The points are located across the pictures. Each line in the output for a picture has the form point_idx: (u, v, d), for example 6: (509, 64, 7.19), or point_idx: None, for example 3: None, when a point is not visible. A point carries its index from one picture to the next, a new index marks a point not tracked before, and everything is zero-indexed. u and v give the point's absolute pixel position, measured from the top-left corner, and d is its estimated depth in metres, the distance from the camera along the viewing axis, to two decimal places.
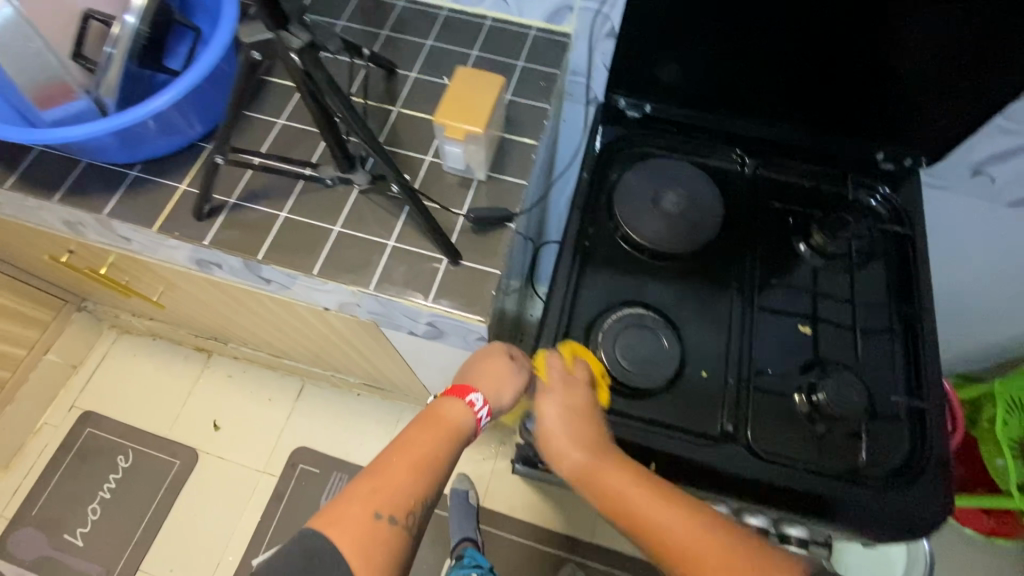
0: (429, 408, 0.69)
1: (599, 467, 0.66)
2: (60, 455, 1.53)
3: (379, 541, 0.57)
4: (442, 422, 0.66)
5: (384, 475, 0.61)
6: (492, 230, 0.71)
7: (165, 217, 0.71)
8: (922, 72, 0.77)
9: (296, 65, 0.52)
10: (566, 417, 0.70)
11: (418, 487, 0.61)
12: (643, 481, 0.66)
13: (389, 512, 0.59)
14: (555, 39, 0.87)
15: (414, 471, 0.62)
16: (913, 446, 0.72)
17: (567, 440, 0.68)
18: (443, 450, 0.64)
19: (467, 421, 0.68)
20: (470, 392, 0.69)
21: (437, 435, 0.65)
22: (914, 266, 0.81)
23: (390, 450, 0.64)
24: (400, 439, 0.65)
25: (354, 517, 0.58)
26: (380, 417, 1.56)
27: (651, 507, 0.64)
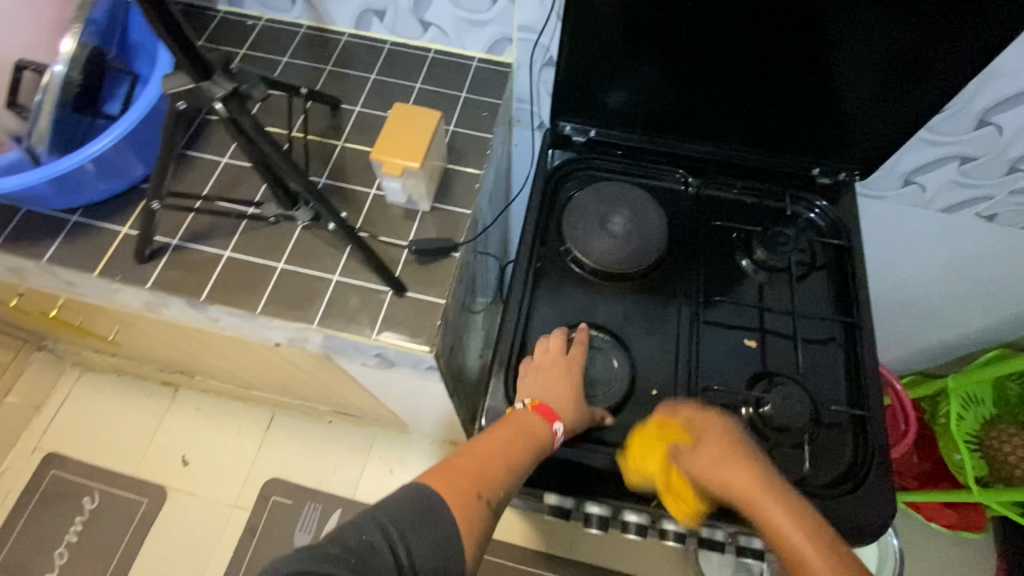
0: (514, 410, 0.71)
1: (740, 468, 0.65)
2: (24, 499, 1.48)
3: (476, 517, 0.59)
4: (530, 428, 0.68)
5: (480, 460, 0.63)
6: (437, 260, 0.73)
7: (106, 262, 0.71)
8: (851, 90, 0.81)
9: (221, 114, 0.53)
10: (718, 423, 0.70)
11: (508, 481, 0.64)
12: (784, 499, 0.62)
13: (486, 494, 0.61)
14: (497, 69, 0.90)
15: (506, 467, 0.64)
16: (857, 453, 0.74)
17: (704, 445, 0.68)
18: (532, 454, 0.67)
19: (549, 433, 0.69)
20: (556, 419, 0.69)
21: (523, 441, 0.67)
22: (852, 277, 0.85)
23: (483, 440, 0.66)
24: (491, 434, 0.67)
25: (458, 487, 0.60)
26: (352, 444, 1.54)
27: (782, 521, 0.60)
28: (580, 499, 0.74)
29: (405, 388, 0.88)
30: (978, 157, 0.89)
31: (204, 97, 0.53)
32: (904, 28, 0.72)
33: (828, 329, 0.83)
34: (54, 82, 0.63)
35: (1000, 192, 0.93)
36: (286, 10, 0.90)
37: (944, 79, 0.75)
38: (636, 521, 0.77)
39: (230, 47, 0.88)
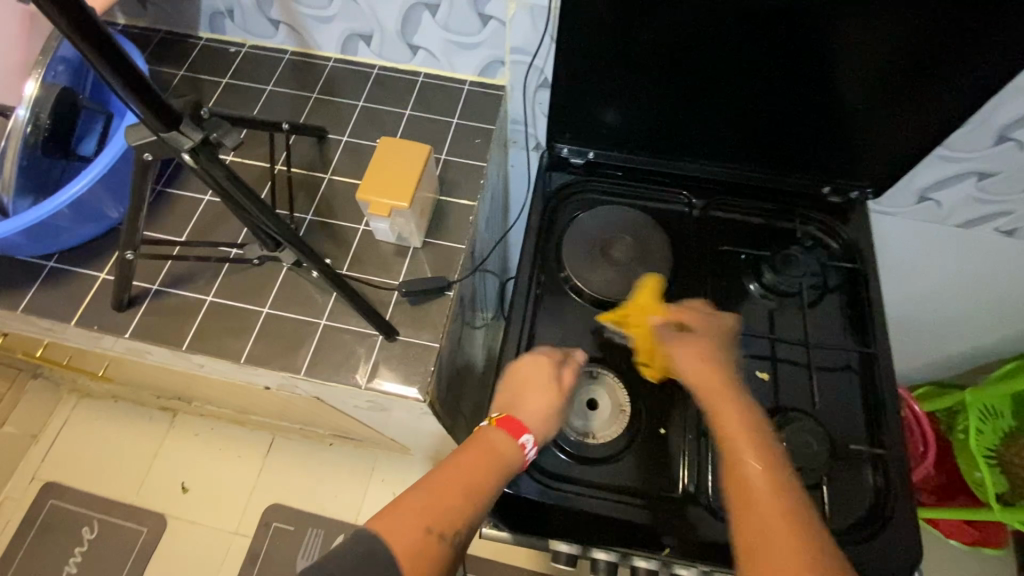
0: (478, 431, 0.66)
1: (727, 403, 0.64)
2: (21, 532, 1.31)
3: (429, 561, 0.53)
4: (493, 451, 0.63)
5: (435, 490, 0.58)
6: (429, 300, 0.70)
7: (83, 310, 0.68)
8: (861, 108, 0.77)
9: (190, 165, 0.50)
10: (719, 355, 0.70)
11: (468, 509, 0.58)
12: (743, 420, 0.62)
13: (440, 529, 0.55)
14: (489, 92, 0.86)
15: (466, 494, 0.59)
16: (876, 493, 0.70)
17: (695, 368, 0.68)
18: (494, 478, 0.61)
19: (514, 454, 0.64)
20: (522, 433, 0.65)
21: (484, 466, 0.61)
22: (866, 302, 0.81)
23: (441, 467, 0.61)
24: (450, 459, 0.62)
25: (408, 526, 0.54)
26: (353, 468, 1.37)
27: (749, 459, 0.59)
28: (586, 546, 0.70)
29: (402, 426, 0.85)
30: (997, 173, 0.85)
31: (171, 147, 0.50)
32: (916, 44, 0.68)
33: (842, 357, 0.79)
34: (19, 126, 0.63)
35: (1021, 207, 0.89)
36: (270, 37, 0.86)
37: (959, 95, 0.71)
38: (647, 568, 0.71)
39: (212, 76, 0.85)
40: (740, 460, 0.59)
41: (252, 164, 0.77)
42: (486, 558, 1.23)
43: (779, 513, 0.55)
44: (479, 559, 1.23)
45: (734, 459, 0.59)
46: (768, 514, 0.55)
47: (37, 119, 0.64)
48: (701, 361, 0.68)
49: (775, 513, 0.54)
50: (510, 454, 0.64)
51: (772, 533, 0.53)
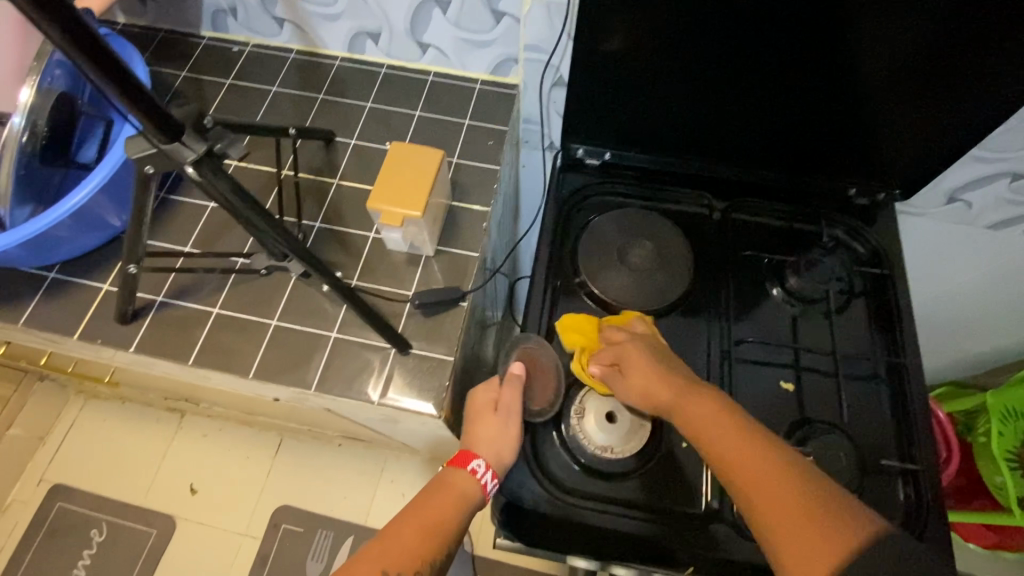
0: (442, 472, 0.67)
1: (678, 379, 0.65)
2: (30, 534, 1.30)
3: None
4: (454, 489, 0.64)
5: (394, 534, 0.59)
6: (442, 311, 0.67)
7: (86, 322, 0.66)
8: (889, 107, 0.73)
9: (193, 177, 0.47)
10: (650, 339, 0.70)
11: (427, 549, 0.58)
12: (682, 385, 0.64)
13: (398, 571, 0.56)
14: (502, 91, 0.83)
15: (425, 535, 0.59)
16: (907, 509, 0.68)
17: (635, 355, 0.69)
18: (456, 518, 0.62)
19: (476, 490, 0.64)
20: (471, 459, 0.65)
21: (443, 503, 0.63)
22: (895, 308, 0.78)
23: (402, 513, 0.62)
24: (412, 504, 0.63)
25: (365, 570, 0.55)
26: (363, 469, 1.36)
27: (716, 423, 0.59)
28: (606, 563, 0.68)
29: (414, 435, 0.83)
30: None
31: (172, 158, 0.47)
32: (948, 38, 0.64)
33: (871, 366, 0.76)
34: (13, 135, 0.61)
35: None
36: (275, 35, 0.83)
37: (994, 92, 0.68)
38: None
39: (216, 77, 0.82)
40: (706, 424, 0.60)
41: (258, 169, 0.75)
42: (496, 561, 1.22)
43: (767, 467, 0.54)
44: (488, 562, 1.21)
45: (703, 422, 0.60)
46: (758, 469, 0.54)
47: (34, 127, 0.62)
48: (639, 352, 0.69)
49: (764, 471, 0.54)
50: (473, 491, 0.64)
51: (762, 486, 0.53)
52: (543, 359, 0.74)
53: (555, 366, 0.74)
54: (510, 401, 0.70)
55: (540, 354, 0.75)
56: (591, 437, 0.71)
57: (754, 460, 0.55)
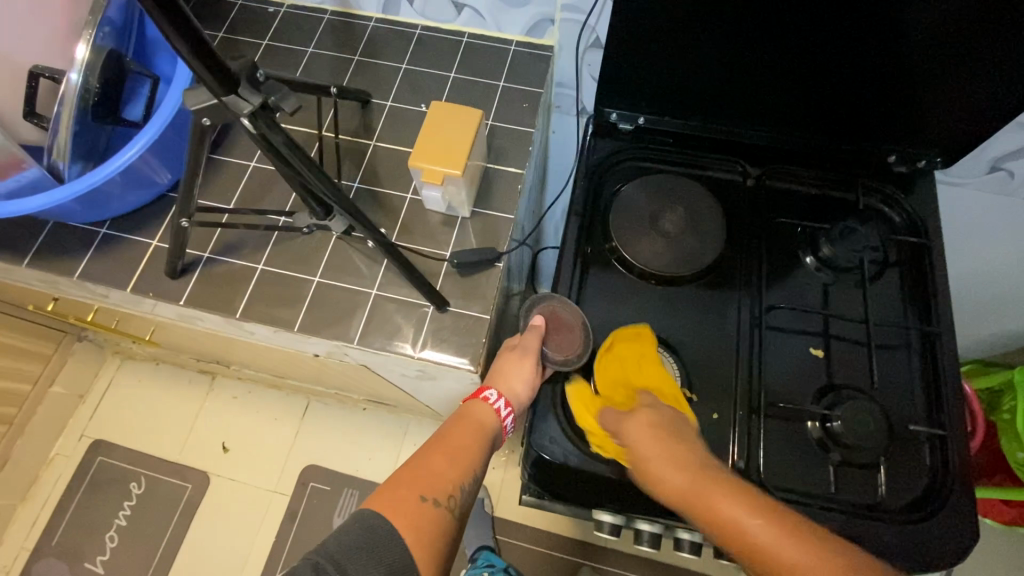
0: (458, 410, 0.72)
1: (703, 491, 0.59)
2: (74, 486, 1.37)
3: (428, 521, 0.56)
4: (473, 421, 0.69)
5: (423, 465, 0.61)
6: (479, 271, 0.69)
7: (137, 276, 0.69)
8: (935, 72, 0.71)
9: (248, 129, 0.49)
10: (666, 433, 0.64)
11: (456, 474, 0.62)
12: (745, 503, 0.57)
13: (434, 495, 0.59)
14: (536, 53, 0.83)
15: (453, 463, 0.63)
16: (934, 473, 0.69)
17: (659, 460, 0.62)
18: (478, 447, 0.66)
19: (492, 421, 0.70)
20: (484, 389, 0.72)
21: (467, 434, 0.67)
22: (931, 277, 0.77)
23: (425, 446, 0.65)
24: (433, 438, 0.67)
25: (403, 495, 0.58)
26: (388, 431, 1.40)
27: (770, 547, 0.54)
28: (631, 517, 0.73)
29: (445, 394, 0.85)
30: None
31: (229, 111, 0.48)
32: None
33: (902, 335, 0.76)
34: (70, 92, 0.62)
35: None
36: None
37: None
38: (689, 538, 0.76)
39: (252, 38, 0.83)
40: (765, 553, 0.54)
41: (296, 130, 0.76)
42: (516, 522, 1.26)
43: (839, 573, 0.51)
44: (508, 522, 1.26)
45: (750, 541, 0.55)
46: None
47: (88, 84, 0.63)
48: (662, 454, 0.63)
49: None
50: (491, 423, 0.70)
51: None
52: (567, 315, 0.75)
53: (580, 323, 0.75)
54: (530, 344, 0.74)
55: (563, 311, 0.75)
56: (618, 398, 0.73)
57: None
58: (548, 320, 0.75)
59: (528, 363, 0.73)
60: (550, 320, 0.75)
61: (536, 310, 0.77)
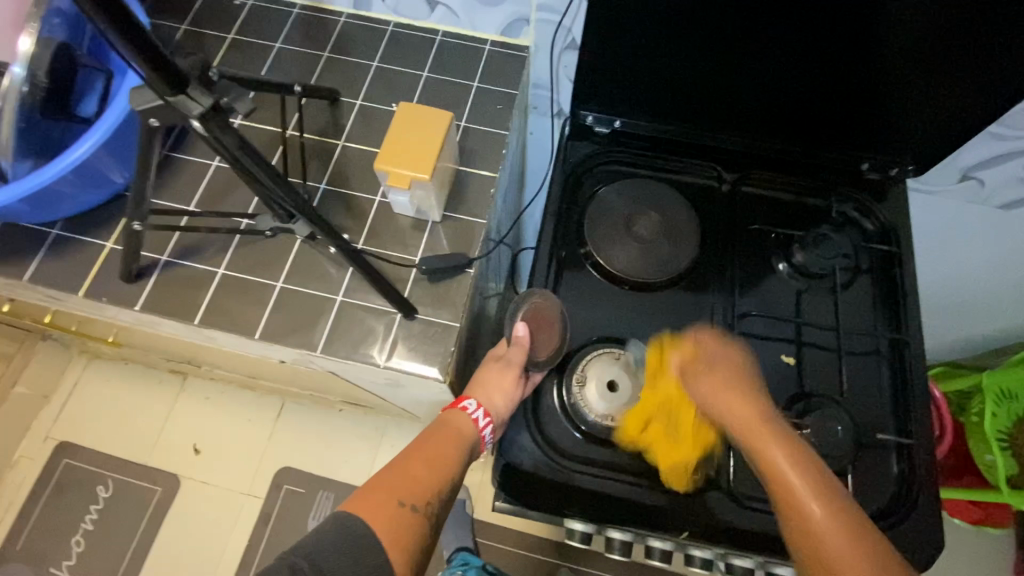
0: (437, 419, 0.70)
1: (761, 430, 0.59)
2: (37, 490, 1.33)
3: (405, 527, 0.55)
4: (453, 429, 0.68)
5: (402, 470, 0.60)
6: (449, 278, 0.67)
7: (91, 279, 0.66)
8: (908, 82, 0.72)
9: (200, 133, 0.46)
10: (744, 385, 0.64)
11: (435, 481, 0.61)
12: (800, 459, 0.56)
13: (413, 501, 0.58)
14: (511, 52, 0.81)
15: (432, 470, 0.62)
16: (901, 481, 0.69)
17: (728, 404, 0.63)
18: (457, 455, 0.65)
19: (471, 430, 0.69)
20: (464, 399, 0.72)
21: (446, 442, 0.66)
22: (901, 285, 0.78)
23: (404, 452, 0.64)
24: (412, 444, 0.65)
25: (381, 499, 0.56)
26: (365, 432, 1.38)
27: (808, 495, 0.53)
28: (602, 526, 0.72)
29: (417, 400, 0.84)
30: None
31: (178, 111, 0.46)
32: (966, 16, 0.63)
33: (872, 342, 0.77)
34: (13, 87, 0.60)
35: None
36: None
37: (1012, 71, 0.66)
38: (660, 545, 0.75)
39: (218, 31, 0.80)
40: (799, 497, 0.54)
41: (261, 128, 0.73)
42: (494, 523, 1.25)
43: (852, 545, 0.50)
44: (486, 524, 1.25)
45: (796, 486, 0.54)
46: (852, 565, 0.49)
47: (34, 79, 0.61)
48: (731, 395, 0.63)
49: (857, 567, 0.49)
50: (470, 433, 0.69)
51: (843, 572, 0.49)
52: (549, 310, 0.74)
53: (559, 320, 0.75)
54: (514, 356, 0.73)
55: (546, 312, 0.74)
56: (592, 405, 0.72)
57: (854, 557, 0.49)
58: (532, 324, 0.74)
59: (511, 375, 0.72)
60: (533, 323, 0.74)
61: (520, 314, 0.75)
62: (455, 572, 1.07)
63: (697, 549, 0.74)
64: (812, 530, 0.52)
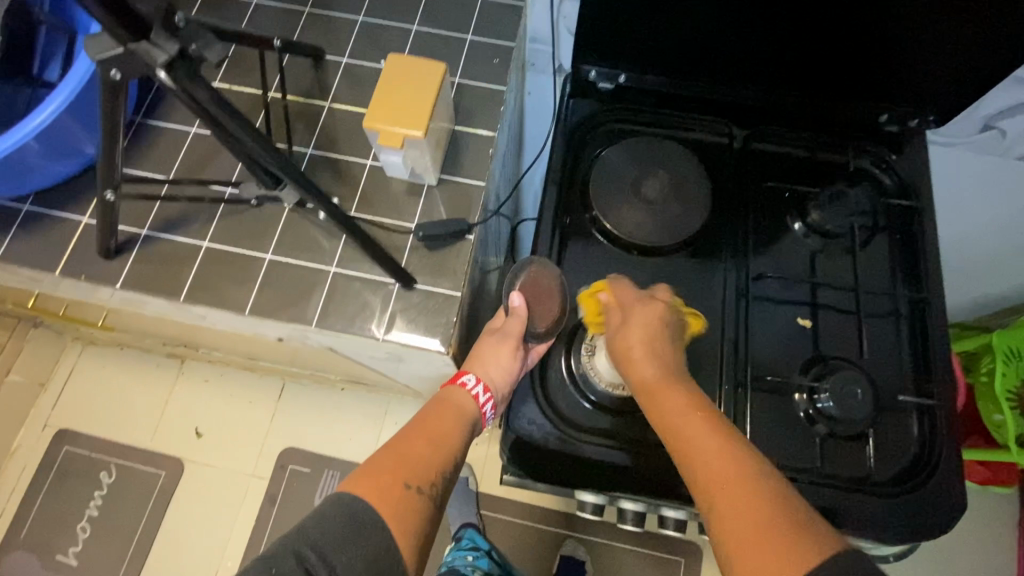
0: (437, 395, 0.68)
1: (663, 386, 0.58)
2: (38, 478, 1.31)
3: (411, 510, 0.53)
4: (454, 406, 0.66)
5: (403, 449, 0.57)
6: (447, 245, 0.64)
7: (68, 257, 0.62)
8: (922, 15, 0.66)
9: (168, 86, 0.43)
10: (653, 335, 0.62)
11: (438, 460, 0.58)
12: (688, 401, 0.57)
13: (418, 483, 0.55)
14: (507, 3, 0.76)
15: (435, 448, 0.59)
16: (922, 445, 0.67)
17: (635, 354, 0.61)
18: (460, 430, 0.63)
19: (473, 407, 0.67)
20: (462, 374, 0.69)
21: (451, 417, 0.64)
22: (921, 242, 0.75)
23: (403, 431, 0.61)
24: (412, 423, 0.63)
25: (385, 480, 0.54)
26: (367, 410, 1.36)
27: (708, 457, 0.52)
28: (615, 498, 0.72)
29: (419, 375, 0.81)
30: None
31: (142, 61, 0.42)
32: None
33: (891, 302, 0.73)
34: None
35: None
36: None
37: None
38: (674, 515, 0.75)
39: None
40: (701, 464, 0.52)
41: (241, 91, 0.68)
42: (500, 497, 1.24)
43: (742, 484, 0.49)
44: (492, 498, 1.24)
45: (690, 447, 0.53)
46: (748, 517, 0.47)
47: None
48: (641, 347, 0.61)
49: (753, 511, 0.47)
50: (471, 409, 0.67)
51: (733, 509, 0.48)
52: (546, 280, 0.70)
53: (558, 288, 0.70)
54: (512, 327, 0.70)
55: (542, 277, 0.71)
56: (601, 373, 0.69)
57: (750, 498, 0.48)
58: (526, 294, 0.71)
59: (508, 347, 0.69)
60: (529, 292, 0.71)
61: (516, 284, 0.71)
62: (465, 555, 1.06)
63: None
64: (713, 480, 0.50)
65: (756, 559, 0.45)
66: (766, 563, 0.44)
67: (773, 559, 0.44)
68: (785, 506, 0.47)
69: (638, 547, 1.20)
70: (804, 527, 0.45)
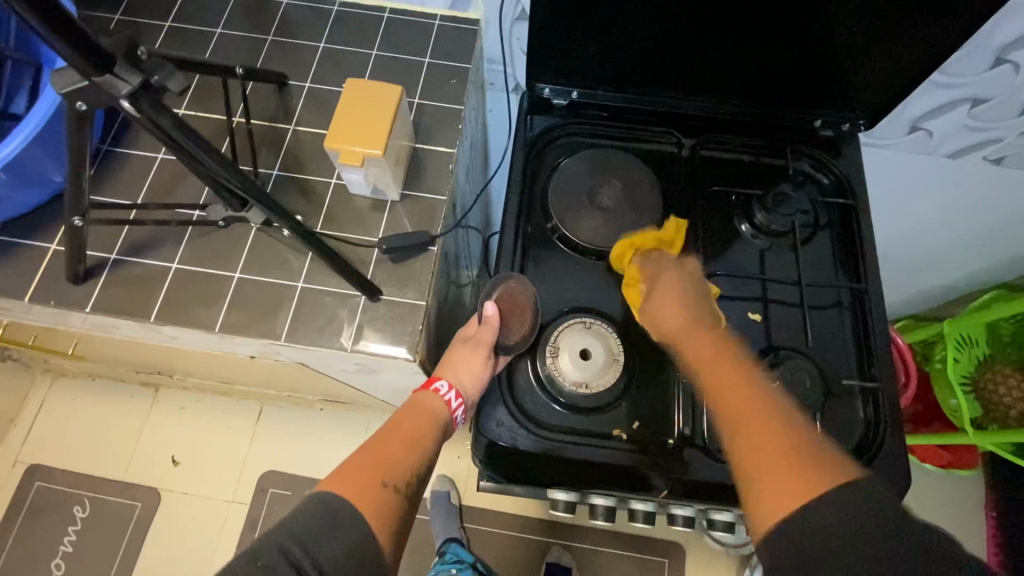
0: (408, 401, 0.71)
1: (692, 333, 0.66)
2: (9, 516, 1.28)
3: (388, 507, 0.55)
4: (426, 411, 0.68)
5: (379, 452, 0.60)
6: (411, 257, 0.66)
7: (37, 284, 0.63)
8: (841, 30, 0.72)
9: (132, 114, 0.45)
10: (686, 301, 0.70)
11: (412, 461, 0.61)
12: (717, 345, 0.63)
13: (394, 482, 0.57)
14: (462, 27, 0.80)
15: (409, 450, 0.62)
16: (868, 426, 0.72)
17: (667, 311, 0.70)
18: (432, 433, 0.66)
19: (444, 411, 0.70)
20: (436, 379, 0.72)
21: (422, 421, 0.67)
22: (859, 236, 0.80)
23: (378, 435, 0.63)
24: (386, 427, 0.65)
25: (363, 480, 0.55)
26: (347, 428, 1.36)
27: (740, 399, 0.56)
28: (586, 493, 0.75)
29: (393, 386, 0.83)
30: (990, 99, 0.84)
31: (106, 92, 0.44)
32: None
33: (835, 294, 0.78)
34: None
35: (1009, 134, 0.89)
36: None
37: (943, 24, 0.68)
38: (643, 508, 0.78)
39: (155, 21, 0.77)
40: (732, 399, 0.56)
41: (207, 118, 0.71)
42: (483, 508, 1.25)
43: (755, 406, 0.54)
44: (475, 509, 1.25)
45: (711, 372, 0.60)
46: (758, 431, 0.52)
47: None
48: (674, 313, 0.69)
49: (764, 430, 0.52)
50: (442, 413, 0.70)
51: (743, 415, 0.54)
52: (523, 296, 0.74)
53: (532, 306, 0.74)
54: (483, 336, 0.74)
55: (519, 293, 0.74)
56: (565, 374, 0.72)
57: (761, 419, 0.53)
58: (501, 307, 0.75)
59: (480, 356, 0.72)
60: (504, 305, 0.75)
61: (492, 296, 0.75)
62: (450, 569, 1.07)
63: (679, 506, 0.77)
64: (723, 397, 0.57)
65: (760, 466, 0.50)
66: (773, 488, 0.48)
67: (774, 465, 0.49)
68: (800, 440, 0.51)
69: (620, 550, 1.22)
70: (814, 461, 0.49)
